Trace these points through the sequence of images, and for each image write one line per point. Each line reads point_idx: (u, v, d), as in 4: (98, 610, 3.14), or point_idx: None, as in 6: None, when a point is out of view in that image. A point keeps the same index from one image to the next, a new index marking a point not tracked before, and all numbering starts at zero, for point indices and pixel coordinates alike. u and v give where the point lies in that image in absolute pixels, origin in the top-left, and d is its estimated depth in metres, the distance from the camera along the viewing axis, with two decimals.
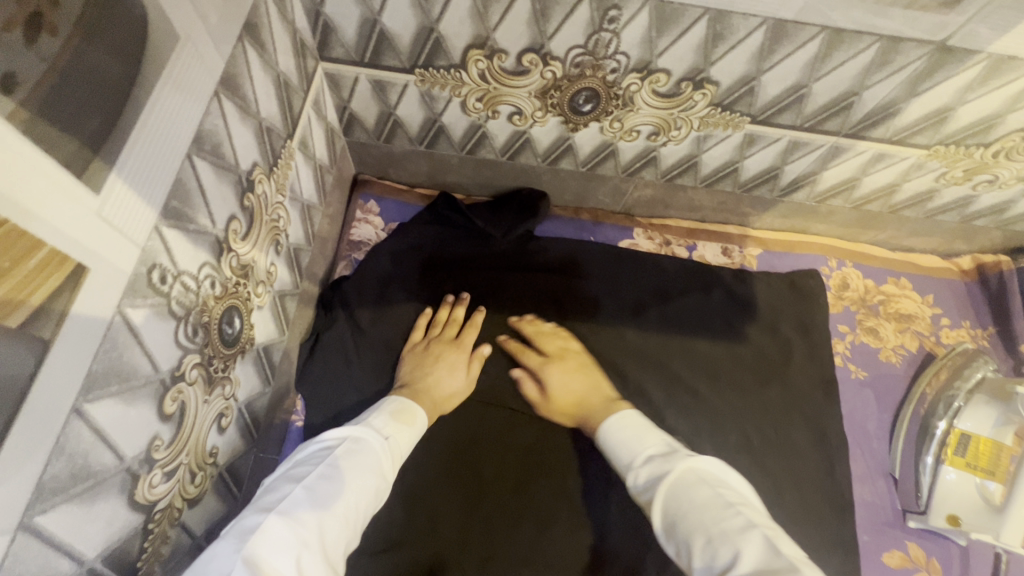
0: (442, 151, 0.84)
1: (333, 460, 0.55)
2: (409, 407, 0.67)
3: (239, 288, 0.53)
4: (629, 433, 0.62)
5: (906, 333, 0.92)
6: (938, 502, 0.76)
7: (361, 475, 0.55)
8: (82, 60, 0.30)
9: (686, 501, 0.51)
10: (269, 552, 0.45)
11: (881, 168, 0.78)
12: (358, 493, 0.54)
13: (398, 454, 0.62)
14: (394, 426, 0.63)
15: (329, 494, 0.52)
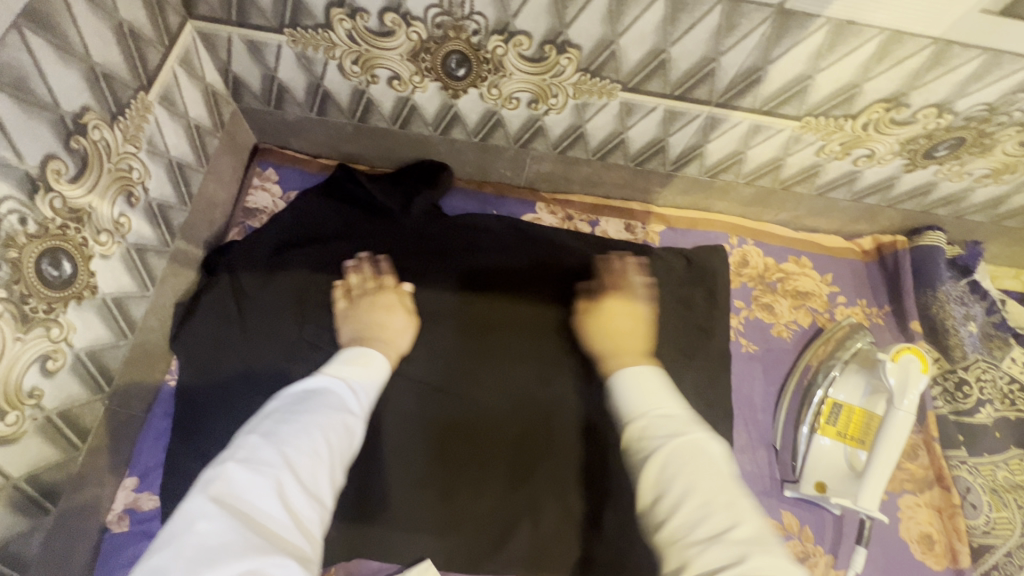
0: (334, 119, 0.85)
1: (295, 403, 0.55)
2: (365, 353, 0.67)
3: (67, 231, 0.53)
4: (645, 385, 0.61)
5: (801, 309, 0.93)
6: (810, 471, 0.78)
7: (330, 411, 0.55)
8: None
9: (676, 469, 0.51)
10: (238, 499, 0.45)
11: (761, 141, 0.80)
12: (326, 422, 0.54)
13: (366, 400, 0.61)
14: (351, 369, 0.63)
15: (292, 432, 0.51)
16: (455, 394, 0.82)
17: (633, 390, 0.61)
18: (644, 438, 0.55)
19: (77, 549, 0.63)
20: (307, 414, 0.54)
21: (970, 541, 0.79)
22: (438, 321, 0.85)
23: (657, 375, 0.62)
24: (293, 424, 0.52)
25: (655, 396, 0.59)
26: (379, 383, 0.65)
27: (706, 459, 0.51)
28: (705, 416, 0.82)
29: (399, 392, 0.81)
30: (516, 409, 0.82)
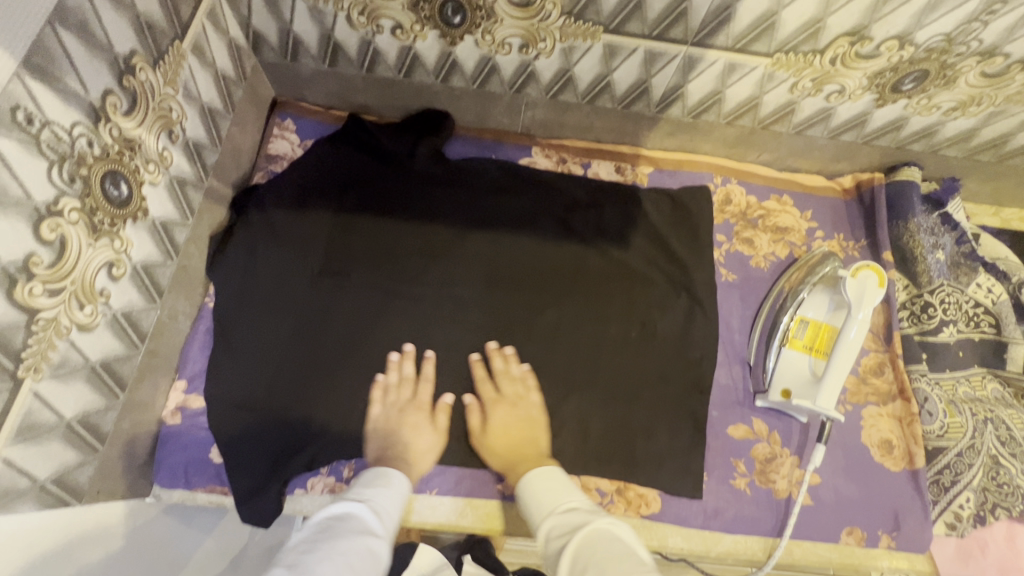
0: (345, 70, 0.93)
1: (322, 531, 0.59)
2: (385, 473, 0.73)
3: (123, 158, 0.63)
4: (551, 484, 0.70)
5: (779, 242, 1.00)
6: (776, 380, 0.85)
7: (352, 535, 0.59)
8: None
9: (584, 555, 0.57)
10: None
11: (737, 80, 0.86)
12: (357, 552, 0.57)
13: (385, 511, 0.67)
14: (370, 491, 0.68)
15: (364, 562, 0.56)
16: (505, 315, 0.92)
17: (542, 488, 0.70)
18: (562, 529, 0.63)
19: (141, 434, 0.74)
20: (330, 541, 0.58)
21: (925, 444, 0.87)
22: (480, 255, 0.95)
23: (558, 473, 0.72)
24: (320, 553, 0.55)
25: (558, 496, 0.68)
26: (400, 499, 0.70)
27: (631, 553, 0.56)
28: (686, 340, 0.92)
29: (447, 309, 0.91)
30: (531, 338, 0.91)
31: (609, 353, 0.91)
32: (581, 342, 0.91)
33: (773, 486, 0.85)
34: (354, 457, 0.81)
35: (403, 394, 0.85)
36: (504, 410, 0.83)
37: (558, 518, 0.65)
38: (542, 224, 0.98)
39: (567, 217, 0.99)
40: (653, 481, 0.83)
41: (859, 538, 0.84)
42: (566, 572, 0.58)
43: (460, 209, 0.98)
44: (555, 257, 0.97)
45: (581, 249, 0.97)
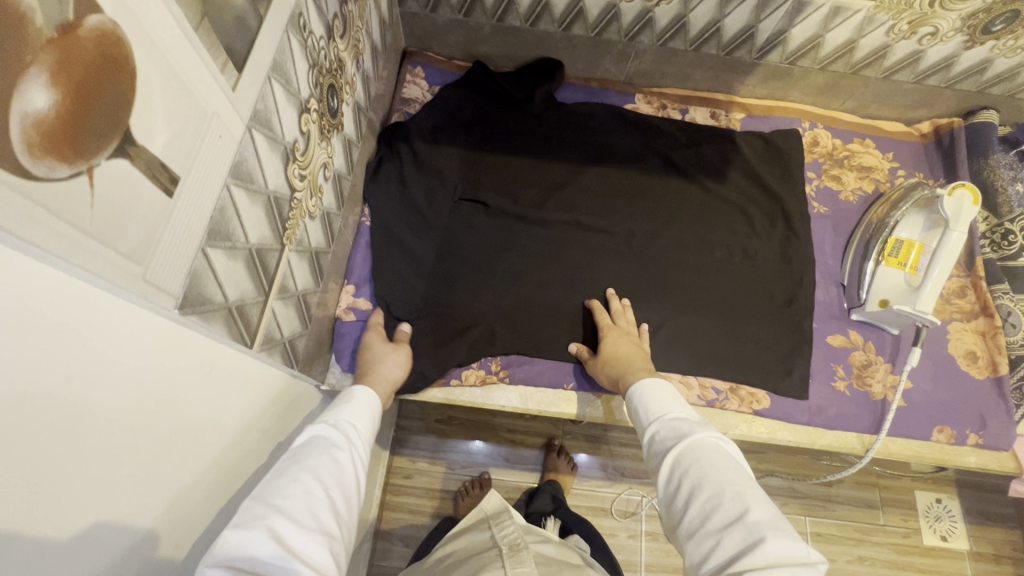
0: (476, 20, 1.04)
1: (296, 453, 0.58)
2: (349, 391, 0.72)
3: (336, 75, 0.74)
4: (660, 394, 0.70)
5: (865, 179, 1.09)
6: (874, 292, 0.94)
7: (318, 452, 0.59)
8: None
9: (696, 459, 0.59)
10: (244, 551, 0.46)
11: (839, 24, 0.95)
12: (328, 469, 0.57)
13: (361, 440, 0.65)
14: (334, 413, 0.66)
15: (284, 487, 0.53)
16: (605, 235, 1.02)
17: (655, 396, 0.70)
18: (667, 435, 0.64)
19: (325, 324, 0.86)
20: (294, 464, 0.56)
21: (1009, 354, 0.96)
22: (582, 182, 1.06)
23: (672, 385, 0.71)
24: (289, 475, 0.55)
25: (670, 406, 0.68)
26: (371, 411, 0.70)
27: (743, 471, 0.58)
28: (783, 263, 1.02)
29: (559, 231, 1.02)
30: (646, 259, 1.01)
31: (713, 274, 1.01)
32: (689, 264, 1.01)
33: (869, 389, 0.94)
34: (502, 353, 0.94)
35: (537, 301, 0.96)
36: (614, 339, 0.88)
37: (665, 424, 0.66)
38: (647, 160, 1.09)
39: (670, 154, 1.09)
40: (762, 380, 0.93)
41: (950, 436, 0.92)
42: (667, 474, 0.60)
43: (569, 147, 1.08)
44: (656, 188, 1.07)
45: (685, 183, 1.08)
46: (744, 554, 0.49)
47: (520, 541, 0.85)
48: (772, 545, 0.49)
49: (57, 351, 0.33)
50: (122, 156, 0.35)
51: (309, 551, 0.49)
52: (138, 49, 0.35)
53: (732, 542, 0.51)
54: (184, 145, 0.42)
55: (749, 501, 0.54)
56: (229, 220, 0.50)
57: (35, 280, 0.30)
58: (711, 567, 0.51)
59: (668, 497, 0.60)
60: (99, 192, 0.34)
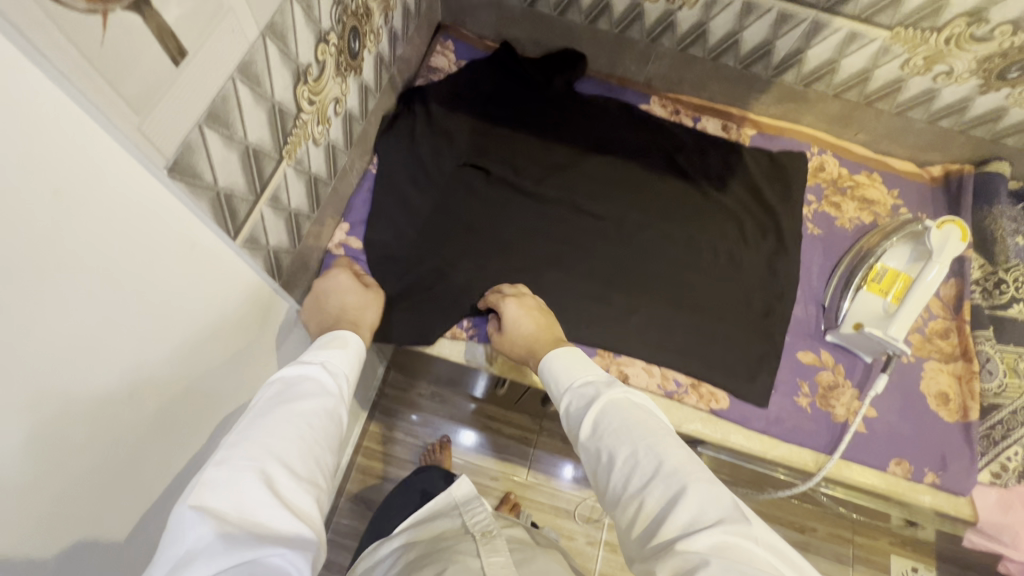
0: (509, 2, 1.09)
1: (282, 396, 0.62)
2: (338, 334, 0.75)
3: (361, 21, 0.80)
4: (570, 364, 0.75)
5: (865, 211, 1.10)
6: (850, 315, 0.94)
7: (308, 397, 0.63)
8: None
9: (610, 426, 0.65)
10: (224, 492, 0.50)
11: (855, 50, 0.97)
12: (314, 416, 0.62)
13: (344, 388, 0.70)
14: (326, 356, 0.70)
15: (276, 429, 0.57)
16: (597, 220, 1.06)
17: (564, 366, 0.74)
18: (580, 405, 0.70)
19: (315, 254, 0.91)
20: (287, 407, 0.60)
21: (982, 400, 0.94)
22: (585, 168, 1.09)
23: (582, 351, 0.77)
24: (277, 416, 0.59)
25: (582, 372, 0.73)
26: (354, 360, 0.74)
27: (653, 424, 0.65)
28: (768, 276, 1.03)
29: (553, 210, 1.05)
30: (633, 250, 1.04)
31: (696, 274, 1.02)
32: (675, 262, 1.04)
33: (832, 410, 0.94)
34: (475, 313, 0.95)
35: (518, 269, 0.99)
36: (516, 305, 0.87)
37: (574, 394, 0.72)
38: (652, 159, 1.12)
39: (675, 155, 1.12)
40: (726, 381, 0.94)
41: (906, 470, 0.91)
42: (588, 441, 0.66)
43: (579, 134, 1.12)
44: (657, 184, 1.10)
45: (685, 186, 1.10)
46: (668, 507, 0.56)
47: (493, 528, 0.82)
48: (691, 497, 0.56)
49: (55, 167, 0.39)
50: (135, 12, 0.41)
51: (291, 495, 0.53)
52: None
53: (655, 496, 0.58)
54: (197, 24, 0.47)
55: (661, 454, 0.61)
56: (229, 110, 0.56)
57: (40, 91, 0.36)
58: (640, 526, 0.58)
59: (592, 463, 0.66)
60: (109, 38, 0.39)
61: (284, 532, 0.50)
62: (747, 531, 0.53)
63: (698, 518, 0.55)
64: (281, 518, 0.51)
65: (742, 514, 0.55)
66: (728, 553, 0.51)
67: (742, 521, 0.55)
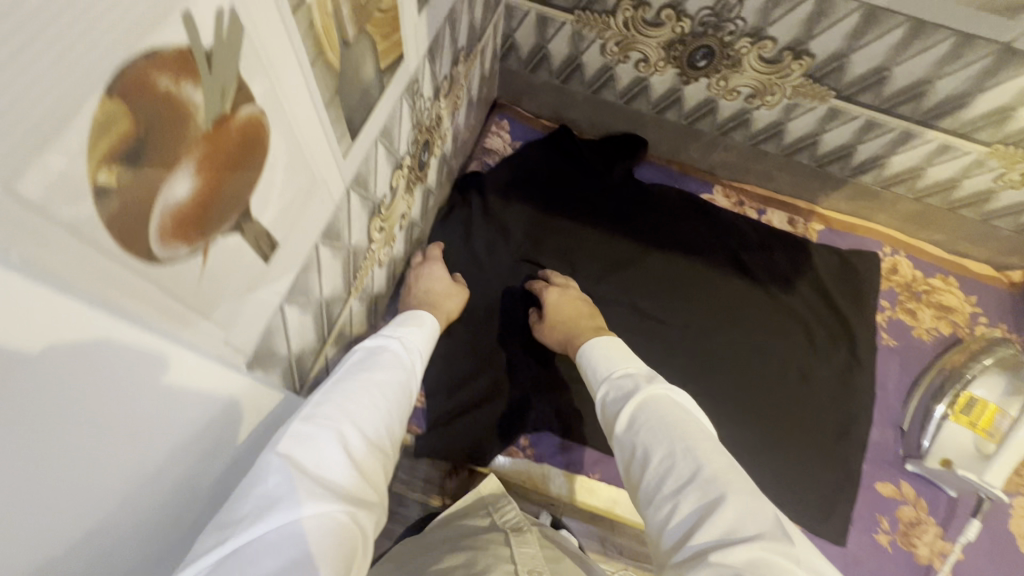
0: (572, 87, 1.04)
1: (361, 363, 0.59)
2: (418, 316, 0.74)
3: (432, 131, 0.75)
4: (610, 355, 0.70)
5: (943, 320, 1.03)
6: (936, 448, 0.88)
7: (386, 367, 0.60)
8: None
9: (646, 419, 0.58)
10: (308, 447, 0.47)
11: (945, 161, 0.91)
12: (392, 389, 0.58)
13: (418, 363, 0.66)
14: (409, 336, 0.68)
15: (353, 392, 0.54)
16: (659, 323, 1.00)
17: (604, 357, 0.70)
18: (616, 398, 0.63)
19: None
20: (365, 372, 0.57)
21: None
22: (646, 265, 1.04)
23: (627, 344, 0.72)
24: (356, 382, 0.56)
25: (620, 365, 0.67)
26: (428, 339, 0.71)
27: (695, 423, 0.57)
28: (842, 393, 0.96)
29: (613, 311, 1.00)
30: (698, 358, 0.98)
31: (764, 388, 0.96)
32: (741, 373, 0.97)
33: (915, 551, 0.86)
34: (538, 430, 0.90)
35: (577, 379, 0.93)
36: (558, 293, 0.90)
37: (613, 385, 0.65)
38: (716, 255, 1.05)
39: (740, 252, 1.06)
40: (798, 515, 0.87)
41: None
42: (621, 436, 0.59)
43: (639, 227, 1.06)
44: (721, 284, 1.03)
45: (751, 287, 1.03)
46: (705, 515, 0.48)
47: (523, 522, 0.73)
48: (727, 508, 0.48)
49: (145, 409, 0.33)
50: (236, 231, 0.36)
51: (363, 461, 0.49)
52: (274, 130, 0.36)
53: (689, 503, 0.50)
54: (290, 211, 0.42)
55: (701, 456, 0.53)
56: (309, 279, 0.50)
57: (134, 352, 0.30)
58: (669, 530, 0.50)
59: (625, 459, 0.59)
60: (207, 267, 0.34)
61: (357, 501, 0.46)
62: (787, 551, 0.45)
63: (733, 533, 0.47)
64: (355, 486, 0.47)
65: (781, 534, 0.47)
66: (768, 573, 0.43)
67: (780, 540, 0.46)
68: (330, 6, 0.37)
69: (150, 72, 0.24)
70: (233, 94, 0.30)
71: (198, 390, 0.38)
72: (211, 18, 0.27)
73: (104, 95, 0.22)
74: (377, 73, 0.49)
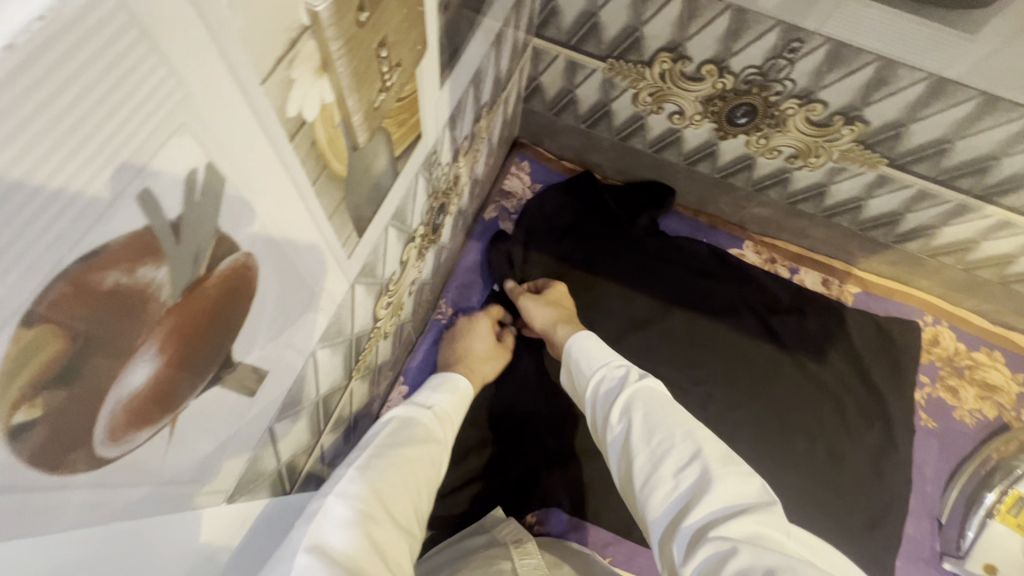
0: (598, 132, 0.98)
1: (394, 431, 0.56)
2: (451, 374, 0.70)
3: (449, 191, 0.70)
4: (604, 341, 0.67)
5: (987, 400, 0.96)
6: (979, 551, 0.85)
7: (418, 438, 0.56)
8: (458, 17, 0.47)
9: (645, 404, 0.54)
10: (336, 531, 0.43)
11: (1002, 236, 0.84)
12: (422, 464, 0.54)
13: (450, 428, 0.62)
14: (440, 398, 0.64)
15: (383, 466, 0.50)
16: (680, 390, 0.94)
17: (596, 343, 0.66)
18: (610, 383, 0.60)
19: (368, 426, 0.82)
20: (396, 443, 0.54)
21: None
22: (669, 325, 0.98)
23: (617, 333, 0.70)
24: (389, 455, 0.52)
25: (611, 355, 0.64)
26: (463, 400, 0.67)
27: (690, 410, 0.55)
28: (875, 479, 0.89)
29: None
30: (721, 432, 0.92)
31: (790, 468, 0.90)
32: (766, 450, 0.91)
33: None
34: (552, 506, 0.85)
35: (591, 450, 0.87)
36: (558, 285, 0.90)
37: (606, 369, 0.62)
38: (744, 318, 0.99)
39: (771, 317, 0.98)
40: None
41: None
42: (616, 420, 0.55)
43: (663, 283, 1.00)
44: (748, 351, 0.97)
45: (781, 355, 0.96)
46: (705, 495, 0.46)
47: (524, 537, 0.71)
48: (727, 486, 0.47)
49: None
50: (215, 383, 0.30)
51: (392, 545, 0.45)
52: (263, 269, 0.30)
53: (687, 485, 0.48)
54: (281, 336, 0.36)
55: (701, 438, 0.50)
56: (305, 386, 0.45)
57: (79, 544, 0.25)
58: (667, 514, 0.47)
59: (615, 441, 0.55)
60: (176, 437, 0.29)
61: None
62: (781, 524, 0.45)
63: (732, 510, 0.45)
64: None
65: (775, 508, 0.46)
66: (766, 546, 0.43)
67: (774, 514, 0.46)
68: (338, 118, 0.31)
69: (88, 273, 0.19)
70: (210, 254, 0.25)
71: (161, 552, 0.33)
72: (179, 186, 0.21)
73: (19, 327, 0.17)
74: (391, 161, 0.43)
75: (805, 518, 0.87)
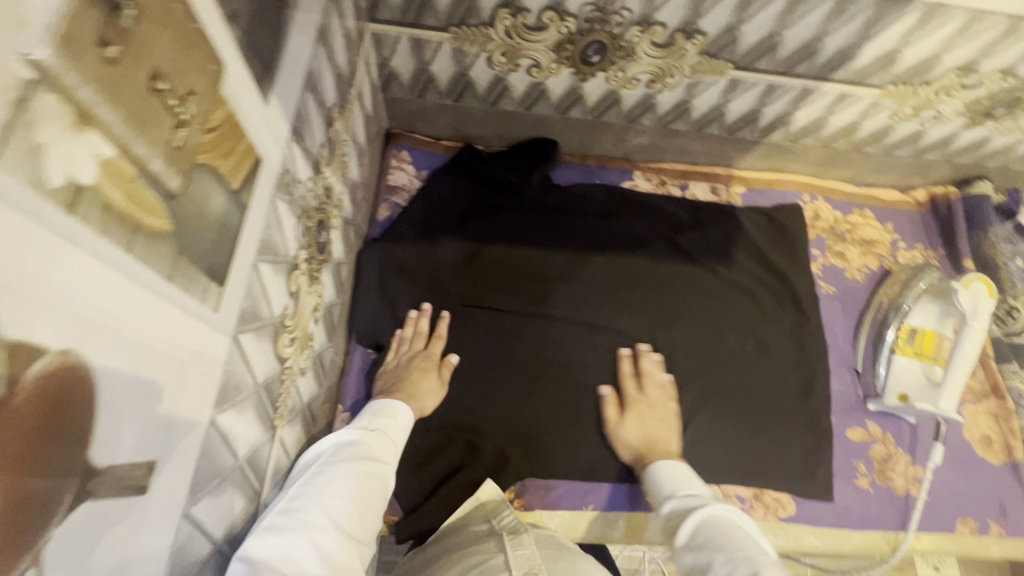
0: (467, 104, 0.96)
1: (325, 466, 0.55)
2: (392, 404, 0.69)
3: (326, 206, 0.66)
4: (683, 473, 0.71)
5: (869, 254, 1.07)
6: (892, 384, 0.95)
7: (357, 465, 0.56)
8: (259, 20, 0.43)
9: (710, 532, 0.58)
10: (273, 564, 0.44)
11: (845, 108, 0.93)
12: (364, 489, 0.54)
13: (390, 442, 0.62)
14: (380, 421, 0.64)
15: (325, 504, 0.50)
16: (611, 330, 0.95)
17: (669, 477, 0.71)
18: (682, 513, 0.64)
19: None
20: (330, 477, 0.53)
21: None
22: (586, 269, 0.98)
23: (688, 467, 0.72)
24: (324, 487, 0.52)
25: (683, 483, 0.69)
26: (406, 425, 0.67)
27: (754, 539, 0.57)
28: (798, 353, 0.98)
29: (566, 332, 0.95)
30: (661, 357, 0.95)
31: (727, 369, 0.96)
32: (705, 360, 0.96)
33: (892, 485, 0.92)
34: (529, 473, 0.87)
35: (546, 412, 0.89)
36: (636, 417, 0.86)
37: (677, 501, 0.66)
38: (654, 245, 1.01)
39: (676, 236, 1.03)
40: (787, 484, 0.90)
41: (972, 527, 0.91)
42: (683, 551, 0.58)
43: (570, 236, 1.00)
44: (665, 273, 0.99)
45: (693, 270, 1.00)
46: None
47: (522, 527, 0.70)
48: None
49: None
50: (83, 499, 0.27)
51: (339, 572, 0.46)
52: (100, 362, 0.27)
53: None
54: (157, 423, 0.33)
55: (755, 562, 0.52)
56: (216, 456, 0.42)
57: None
58: None
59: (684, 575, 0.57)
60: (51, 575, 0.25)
61: None
62: None
63: None
64: None
65: None
66: None
67: None
68: (132, 169, 0.27)
69: None
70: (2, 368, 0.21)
71: None
72: None
73: None
74: (230, 197, 0.39)
75: (750, 408, 0.94)
